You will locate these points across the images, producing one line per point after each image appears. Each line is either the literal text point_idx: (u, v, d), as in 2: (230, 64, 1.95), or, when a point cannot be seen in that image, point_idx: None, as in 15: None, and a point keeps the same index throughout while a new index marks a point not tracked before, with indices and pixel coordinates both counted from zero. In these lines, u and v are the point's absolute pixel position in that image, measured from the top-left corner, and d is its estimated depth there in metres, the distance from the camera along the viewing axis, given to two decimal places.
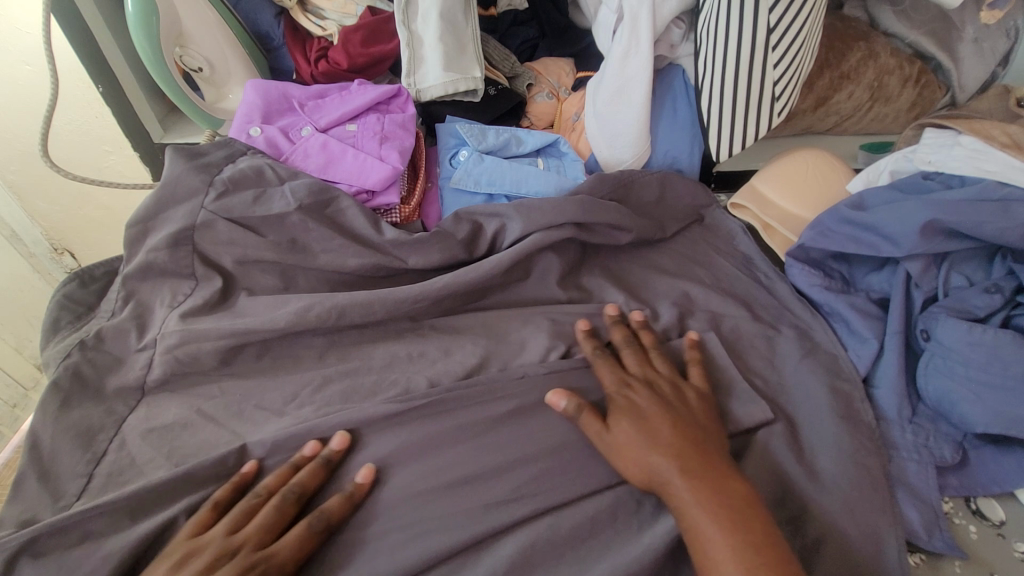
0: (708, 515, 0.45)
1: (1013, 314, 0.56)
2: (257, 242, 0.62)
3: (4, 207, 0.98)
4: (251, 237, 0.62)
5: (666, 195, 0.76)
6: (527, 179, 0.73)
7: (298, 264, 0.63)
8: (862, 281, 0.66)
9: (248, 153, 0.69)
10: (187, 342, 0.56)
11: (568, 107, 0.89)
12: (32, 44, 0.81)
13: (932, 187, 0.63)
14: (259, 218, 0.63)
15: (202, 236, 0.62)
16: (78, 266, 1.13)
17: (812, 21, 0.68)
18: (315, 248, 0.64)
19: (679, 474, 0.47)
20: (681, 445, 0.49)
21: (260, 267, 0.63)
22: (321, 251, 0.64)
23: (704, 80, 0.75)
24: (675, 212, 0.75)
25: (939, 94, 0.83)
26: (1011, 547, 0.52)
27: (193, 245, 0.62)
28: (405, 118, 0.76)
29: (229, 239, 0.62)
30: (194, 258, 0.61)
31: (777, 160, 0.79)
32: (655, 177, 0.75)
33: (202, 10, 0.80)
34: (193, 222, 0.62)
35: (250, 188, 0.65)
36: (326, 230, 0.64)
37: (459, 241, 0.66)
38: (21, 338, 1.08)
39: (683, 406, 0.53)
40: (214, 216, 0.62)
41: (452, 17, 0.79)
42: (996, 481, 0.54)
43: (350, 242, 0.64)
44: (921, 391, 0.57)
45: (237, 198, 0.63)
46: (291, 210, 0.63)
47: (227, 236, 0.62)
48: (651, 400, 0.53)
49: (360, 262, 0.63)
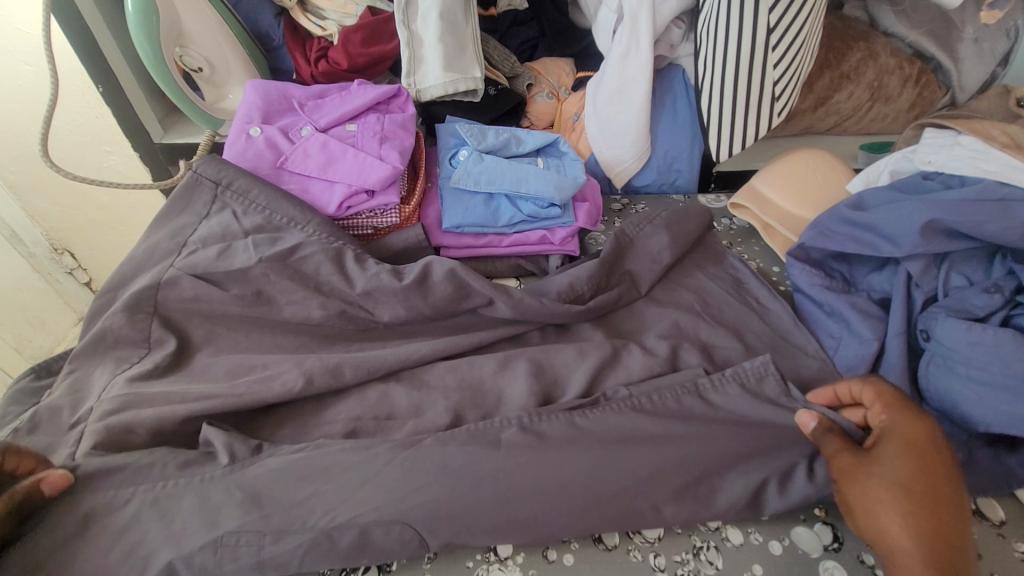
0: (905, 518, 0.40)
1: (1013, 314, 0.55)
2: (219, 296, 0.60)
3: (4, 208, 0.98)
4: (214, 292, 0.60)
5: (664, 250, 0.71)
6: (527, 179, 0.73)
7: (263, 318, 0.61)
8: (863, 281, 0.66)
9: (218, 188, 0.67)
10: (128, 408, 0.52)
11: (567, 106, 0.89)
12: (31, 44, 0.81)
13: (932, 187, 0.63)
14: (223, 272, 0.61)
15: (166, 293, 0.60)
16: (79, 267, 1.13)
17: (812, 21, 0.68)
18: (279, 300, 0.62)
19: (908, 496, 0.41)
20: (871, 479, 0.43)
21: (226, 322, 0.61)
22: (285, 302, 0.61)
23: (704, 80, 0.75)
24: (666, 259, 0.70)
25: (938, 94, 0.83)
26: (1011, 548, 0.51)
27: (153, 306, 0.60)
28: (405, 119, 0.76)
29: (193, 294, 0.60)
30: (152, 318, 0.59)
31: (777, 161, 0.80)
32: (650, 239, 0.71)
33: (202, 10, 0.80)
34: (160, 280, 0.61)
35: (216, 244, 0.64)
36: (289, 282, 0.61)
37: (425, 291, 0.62)
38: (21, 338, 1.07)
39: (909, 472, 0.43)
40: (179, 272, 0.61)
41: (452, 17, 0.79)
42: (1001, 482, 0.53)
43: (313, 293, 0.62)
44: (924, 392, 0.57)
45: (203, 254, 0.62)
46: (254, 263, 0.61)
47: (191, 292, 0.60)
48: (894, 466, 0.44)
49: (325, 314, 0.61)
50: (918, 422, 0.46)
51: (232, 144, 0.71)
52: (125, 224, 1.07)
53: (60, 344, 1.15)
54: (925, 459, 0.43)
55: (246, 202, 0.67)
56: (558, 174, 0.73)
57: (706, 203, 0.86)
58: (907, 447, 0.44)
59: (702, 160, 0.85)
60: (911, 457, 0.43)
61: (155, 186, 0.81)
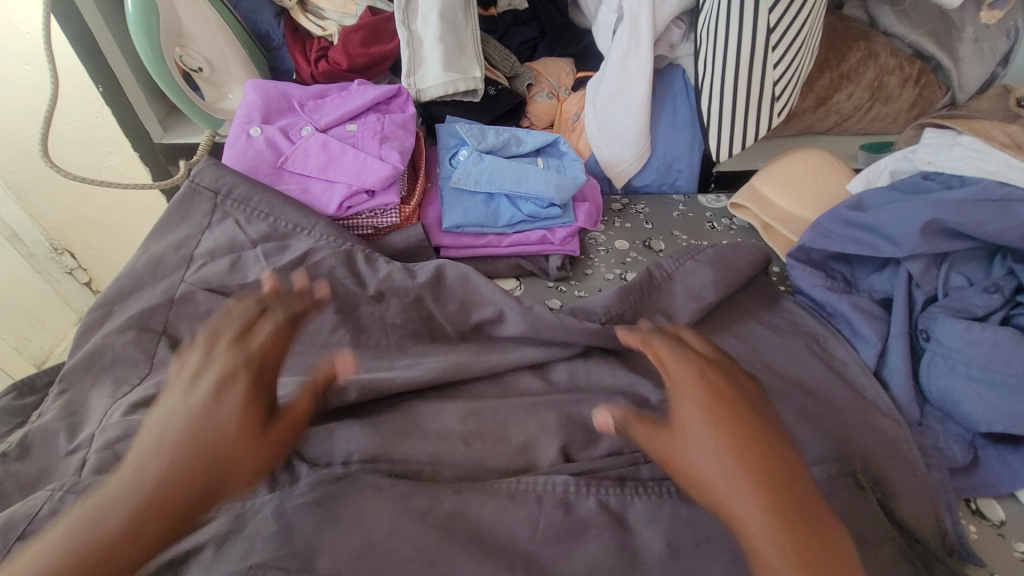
0: (710, 429, 0.37)
1: (1013, 314, 0.56)
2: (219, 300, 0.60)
3: (5, 208, 0.99)
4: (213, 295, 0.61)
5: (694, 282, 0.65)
6: (527, 179, 0.73)
7: None
8: (864, 281, 0.66)
9: (218, 197, 0.66)
10: (129, 435, 0.49)
11: (567, 106, 0.89)
12: (31, 44, 0.81)
13: (932, 187, 0.63)
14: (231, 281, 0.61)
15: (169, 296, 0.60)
16: (80, 267, 1.13)
17: (812, 21, 0.68)
18: None
19: (733, 466, 0.35)
20: (709, 394, 0.39)
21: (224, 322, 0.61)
22: None
23: (704, 80, 0.75)
24: (695, 289, 0.64)
25: (938, 94, 0.83)
26: (1011, 547, 0.51)
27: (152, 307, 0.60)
28: (405, 119, 0.76)
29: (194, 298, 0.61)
30: (153, 319, 0.59)
31: (778, 161, 0.80)
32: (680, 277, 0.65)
33: (202, 11, 0.80)
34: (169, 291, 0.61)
35: (224, 256, 0.63)
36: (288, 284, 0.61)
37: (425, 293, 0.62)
38: (21, 338, 1.09)
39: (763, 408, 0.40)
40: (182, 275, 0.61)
41: (451, 17, 0.79)
42: (1002, 482, 0.53)
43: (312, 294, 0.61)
44: (925, 391, 0.57)
45: (213, 269, 0.62)
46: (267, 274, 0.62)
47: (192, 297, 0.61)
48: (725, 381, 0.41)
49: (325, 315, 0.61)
50: (697, 372, 0.41)
51: (231, 144, 0.71)
52: (125, 224, 1.06)
53: (60, 344, 1.16)
54: (716, 412, 0.38)
55: (248, 211, 0.66)
56: (558, 174, 0.73)
57: (706, 203, 0.86)
58: (707, 396, 0.39)
59: (702, 160, 0.85)
60: (704, 422, 0.38)
61: (155, 186, 0.81)
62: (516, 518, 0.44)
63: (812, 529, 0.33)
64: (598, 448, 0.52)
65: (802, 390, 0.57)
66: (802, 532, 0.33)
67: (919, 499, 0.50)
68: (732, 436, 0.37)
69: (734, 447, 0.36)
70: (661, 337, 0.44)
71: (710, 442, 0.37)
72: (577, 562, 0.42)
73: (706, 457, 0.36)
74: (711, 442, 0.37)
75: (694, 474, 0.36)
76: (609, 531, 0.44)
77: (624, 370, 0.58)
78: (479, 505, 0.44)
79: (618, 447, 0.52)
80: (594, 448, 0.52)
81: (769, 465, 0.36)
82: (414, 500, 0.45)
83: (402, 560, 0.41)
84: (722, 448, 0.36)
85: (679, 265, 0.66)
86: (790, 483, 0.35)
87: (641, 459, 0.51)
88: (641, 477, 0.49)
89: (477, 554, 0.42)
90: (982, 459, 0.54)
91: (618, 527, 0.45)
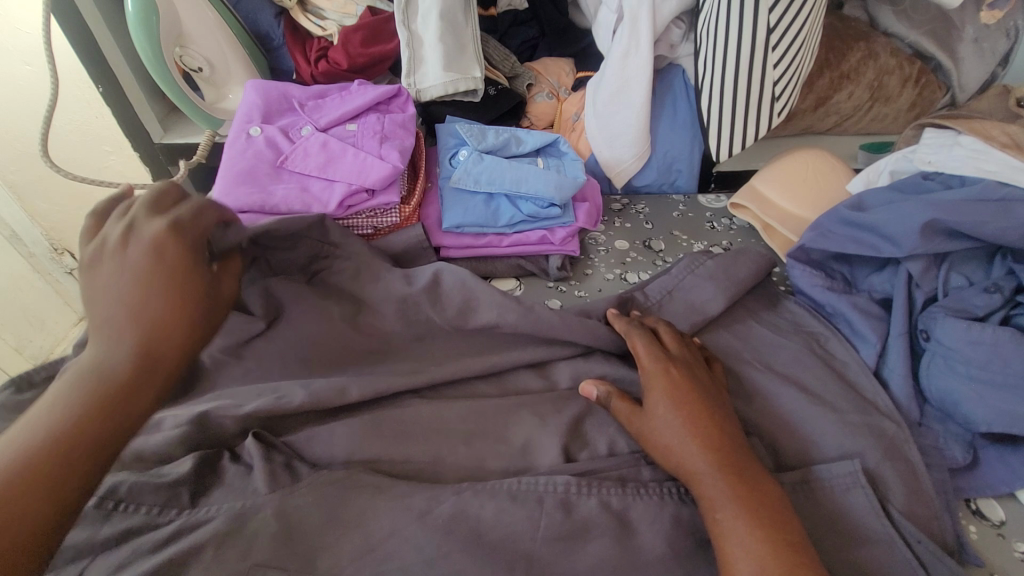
0: (668, 408, 0.47)
1: (1013, 314, 0.56)
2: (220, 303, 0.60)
3: (5, 208, 1.00)
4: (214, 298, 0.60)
5: (697, 288, 0.66)
6: (527, 178, 0.73)
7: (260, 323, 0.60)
8: (864, 282, 0.66)
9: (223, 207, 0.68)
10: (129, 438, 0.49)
11: (567, 107, 0.89)
12: (31, 43, 0.81)
13: (932, 187, 0.63)
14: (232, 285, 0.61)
15: None
16: (80, 267, 1.14)
17: (812, 21, 0.68)
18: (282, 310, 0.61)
19: (704, 453, 0.44)
20: (669, 383, 0.49)
21: None
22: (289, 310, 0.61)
23: (704, 80, 0.75)
24: (697, 296, 0.65)
25: (939, 94, 0.83)
26: (1011, 547, 0.50)
27: None
28: (405, 118, 0.76)
29: None
30: None
31: (777, 161, 0.80)
32: (685, 284, 0.66)
33: (202, 10, 0.80)
34: None
35: None
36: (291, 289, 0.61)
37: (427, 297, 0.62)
38: (21, 339, 1.09)
39: (718, 402, 0.49)
40: None
41: (451, 17, 0.79)
42: (1002, 482, 0.53)
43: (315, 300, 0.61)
44: (925, 392, 0.57)
45: None
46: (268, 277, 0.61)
47: None
48: (685, 374, 0.50)
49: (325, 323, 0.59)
50: (666, 366, 0.51)
51: (231, 144, 0.71)
52: None
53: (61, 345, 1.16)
54: (681, 398, 0.48)
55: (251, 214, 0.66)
56: (558, 174, 0.73)
57: (706, 203, 0.86)
58: (667, 384, 0.49)
59: (702, 160, 0.85)
60: (683, 422, 0.46)
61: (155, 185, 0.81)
62: (516, 518, 0.44)
63: (767, 501, 0.42)
64: (597, 448, 0.52)
65: (802, 390, 0.57)
66: (743, 492, 0.42)
67: (920, 499, 0.50)
68: (686, 413, 0.47)
69: (689, 423, 0.46)
70: (645, 342, 0.54)
71: (671, 422, 0.47)
72: (578, 562, 0.42)
73: (664, 430, 0.47)
74: (667, 418, 0.47)
75: (663, 446, 0.46)
76: (609, 531, 0.44)
77: (624, 370, 0.58)
78: (479, 505, 0.44)
79: (618, 447, 0.52)
80: (593, 448, 0.52)
81: (721, 440, 0.45)
82: (414, 500, 0.44)
83: (401, 560, 0.41)
84: (677, 423, 0.47)
85: (685, 272, 0.67)
86: (735, 452, 0.45)
87: (641, 459, 0.50)
88: (642, 478, 0.49)
89: (477, 554, 0.42)
90: (982, 459, 0.54)
91: (619, 528, 0.45)
